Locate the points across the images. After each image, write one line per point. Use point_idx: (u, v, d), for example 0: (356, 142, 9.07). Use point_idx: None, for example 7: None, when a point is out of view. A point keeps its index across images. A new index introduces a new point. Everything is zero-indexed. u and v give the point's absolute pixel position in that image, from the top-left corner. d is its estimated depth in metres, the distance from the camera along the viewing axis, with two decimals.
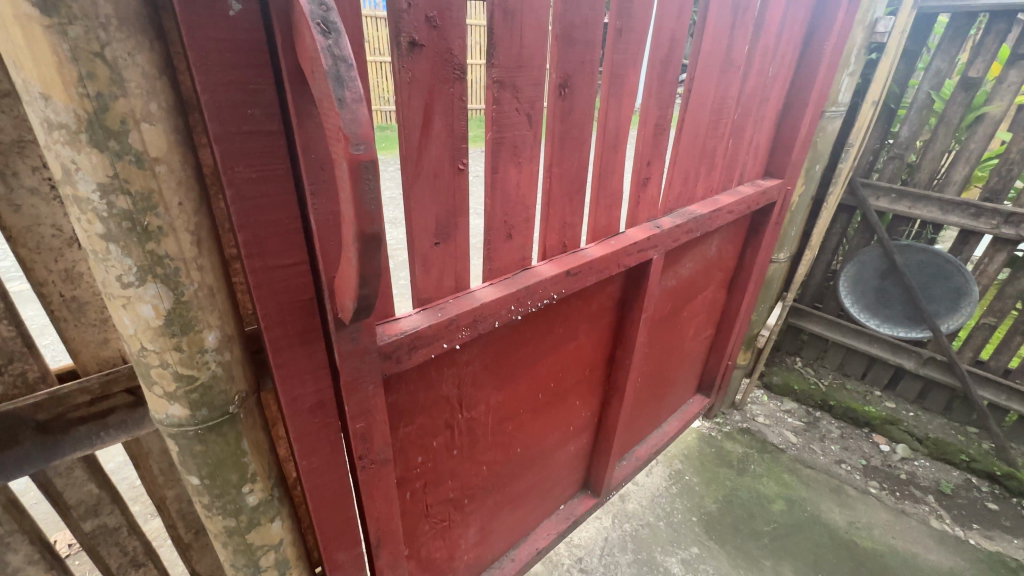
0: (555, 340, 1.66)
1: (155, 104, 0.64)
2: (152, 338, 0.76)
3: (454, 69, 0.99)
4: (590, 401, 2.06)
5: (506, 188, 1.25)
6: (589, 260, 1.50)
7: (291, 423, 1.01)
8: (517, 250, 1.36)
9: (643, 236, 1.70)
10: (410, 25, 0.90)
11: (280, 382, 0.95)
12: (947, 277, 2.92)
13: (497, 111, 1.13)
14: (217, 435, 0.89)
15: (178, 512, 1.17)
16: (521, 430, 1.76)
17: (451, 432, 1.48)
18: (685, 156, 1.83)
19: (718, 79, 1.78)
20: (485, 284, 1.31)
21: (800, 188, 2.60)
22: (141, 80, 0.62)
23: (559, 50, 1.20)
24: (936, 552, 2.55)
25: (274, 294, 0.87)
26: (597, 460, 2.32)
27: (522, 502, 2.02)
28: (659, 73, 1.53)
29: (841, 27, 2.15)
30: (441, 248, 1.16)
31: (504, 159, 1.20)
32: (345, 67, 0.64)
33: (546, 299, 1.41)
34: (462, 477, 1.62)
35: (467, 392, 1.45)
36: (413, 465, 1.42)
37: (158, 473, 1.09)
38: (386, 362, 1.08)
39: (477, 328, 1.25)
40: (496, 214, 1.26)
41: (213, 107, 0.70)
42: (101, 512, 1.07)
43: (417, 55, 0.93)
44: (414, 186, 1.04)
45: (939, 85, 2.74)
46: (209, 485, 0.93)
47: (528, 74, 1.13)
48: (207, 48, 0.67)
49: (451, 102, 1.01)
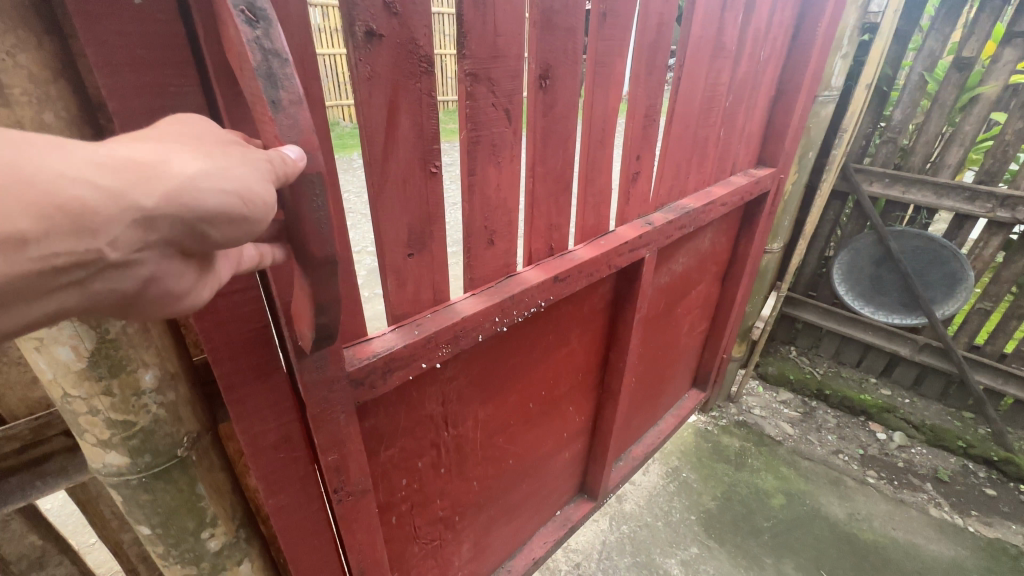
0: (546, 347, 1.57)
1: (50, 113, 0.55)
2: (77, 384, 0.67)
3: (420, 62, 0.88)
4: (584, 405, 1.99)
5: (485, 191, 1.15)
6: (577, 264, 1.41)
7: (253, 463, 0.92)
8: (501, 256, 1.27)
9: (635, 234, 1.61)
10: (366, 11, 0.79)
11: (236, 419, 0.86)
12: (943, 262, 2.86)
13: (472, 106, 1.02)
14: (165, 482, 0.79)
15: (138, 555, 1.09)
16: (514, 441, 1.68)
17: (437, 451, 1.39)
18: (676, 147, 1.74)
19: (708, 65, 1.68)
20: (467, 295, 1.22)
21: (792, 176, 2.53)
22: (28, 84, 0.53)
23: (538, 38, 1.09)
24: (936, 542, 2.53)
25: (223, 325, 0.77)
26: (594, 464, 2.25)
27: (516, 514, 1.95)
28: (648, 59, 1.44)
29: (834, 7, 2.06)
30: (416, 259, 1.06)
31: (482, 160, 1.10)
32: (279, 62, 0.55)
33: (534, 308, 1.32)
34: (451, 495, 1.53)
35: (453, 408, 1.36)
36: (398, 489, 1.33)
37: (110, 517, 1.02)
38: (358, 390, 0.99)
39: (460, 344, 1.16)
40: (475, 220, 1.16)
41: (125, 115, 0.59)
42: (48, 564, 1.07)
43: (376, 46, 0.82)
44: (382, 195, 0.94)
45: (932, 65, 2.66)
46: (161, 534, 0.84)
47: (505, 66, 1.03)
48: (114, 46, 0.56)
49: (419, 98, 0.91)
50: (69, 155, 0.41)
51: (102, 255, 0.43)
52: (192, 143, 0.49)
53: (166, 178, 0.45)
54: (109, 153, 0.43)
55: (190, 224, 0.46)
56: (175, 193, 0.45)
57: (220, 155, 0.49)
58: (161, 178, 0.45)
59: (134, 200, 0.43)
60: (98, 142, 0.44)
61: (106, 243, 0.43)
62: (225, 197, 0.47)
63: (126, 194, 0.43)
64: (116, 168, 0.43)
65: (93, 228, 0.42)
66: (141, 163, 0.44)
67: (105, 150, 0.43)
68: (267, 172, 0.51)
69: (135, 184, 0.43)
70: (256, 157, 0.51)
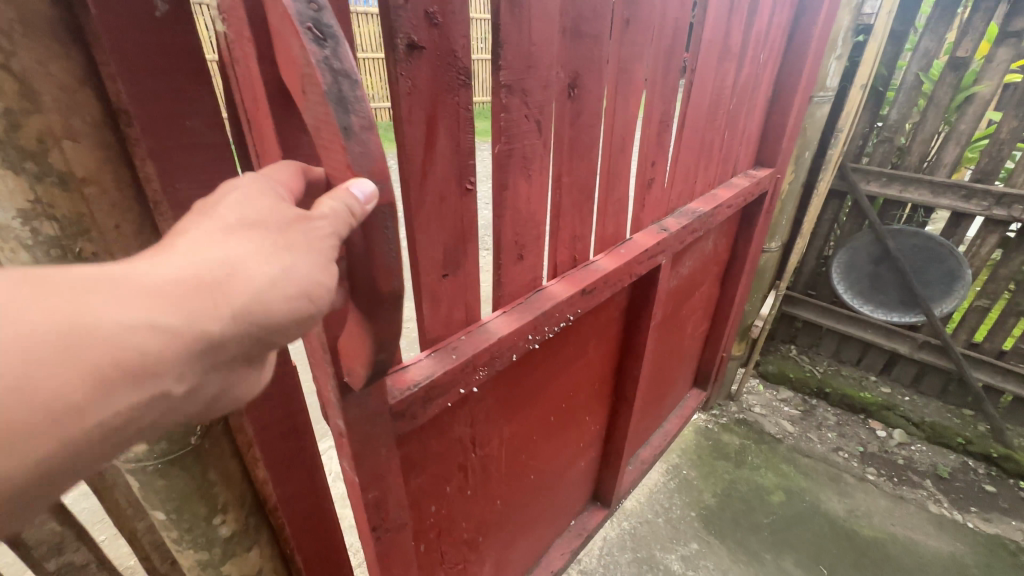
0: (566, 358, 1.61)
1: (77, 119, 0.59)
2: None
3: (458, 75, 0.92)
4: (599, 414, 2.03)
5: (517, 206, 1.17)
6: (601, 275, 1.46)
7: (262, 451, 0.96)
8: (529, 271, 1.31)
9: (652, 241, 1.66)
10: (408, 23, 0.81)
11: (248, 409, 0.91)
12: (941, 259, 2.89)
13: (506, 119, 1.04)
14: (180, 469, 0.83)
15: (151, 543, 1.14)
16: (535, 455, 1.72)
17: (464, 473, 1.42)
18: (686, 151, 1.78)
19: (716, 69, 1.72)
20: (497, 314, 1.26)
21: (789, 175, 2.56)
22: (58, 92, 0.57)
23: (566, 46, 1.13)
24: (936, 538, 2.55)
25: None
26: (607, 471, 2.28)
27: (533, 528, 1.98)
28: (663, 66, 1.47)
29: (829, 9, 2.10)
30: (449, 280, 1.09)
31: (514, 173, 1.12)
32: (348, 83, 0.60)
33: (564, 321, 1.38)
34: (475, 516, 1.56)
35: (480, 430, 1.40)
36: (427, 516, 1.36)
37: (125, 505, 1.06)
38: (399, 420, 1.03)
39: (494, 364, 1.20)
40: (506, 234, 1.19)
41: (144, 119, 0.63)
42: (66, 549, 1.12)
43: (416, 59, 0.85)
44: (422, 209, 0.97)
45: (927, 66, 2.70)
46: (176, 519, 0.87)
47: (538, 76, 1.06)
48: (134, 53, 0.60)
49: (456, 113, 0.95)
50: (147, 296, 0.51)
51: (172, 390, 0.54)
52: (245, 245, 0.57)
53: (230, 302, 0.55)
54: (178, 289, 0.52)
55: (252, 336, 0.58)
56: (238, 316, 0.56)
57: (274, 258, 0.58)
58: (226, 302, 0.55)
59: (204, 330, 0.54)
60: (168, 264, 0.53)
61: (174, 378, 0.54)
62: (287, 302, 0.58)
63: (197, 329, 0.54)
64: (181, 309, 0.52)
65: (158, 372, 0.52)
66: (208, 291, 0.54)
67: (175, 289, 0.52)
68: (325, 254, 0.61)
69: (205, 316, 0.54)
70: (311, 244, 0.60)
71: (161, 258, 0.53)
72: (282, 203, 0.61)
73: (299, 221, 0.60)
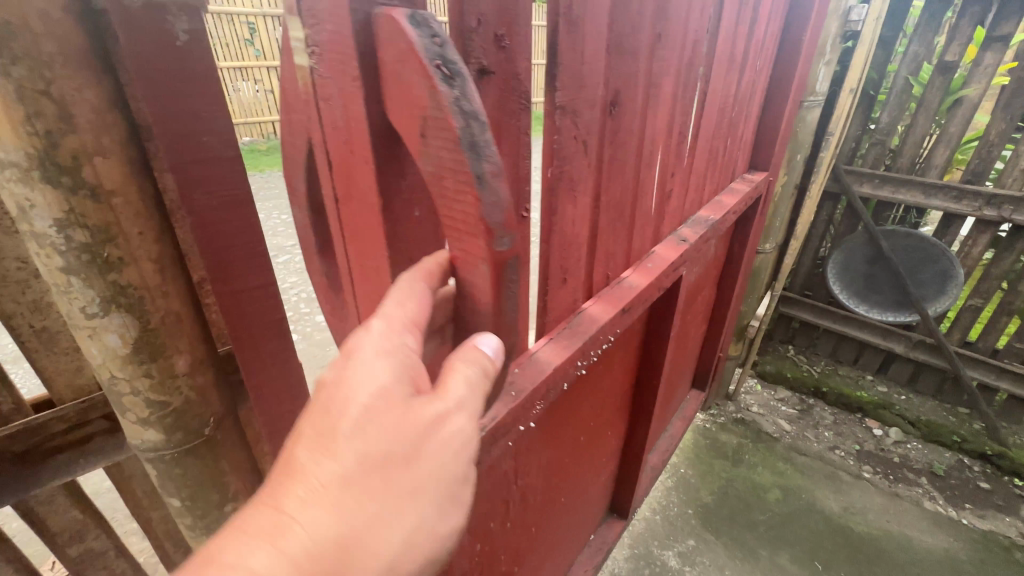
0: (596, 378, 1.64)
1: (107, 137, 0.66)
2: (121, 367, 0.76)
3: (520, 100, 0.81)
4: (618, 427, 2.06)
5: (563, 229, 1.14)
6: (636, 292, 1.46)
7: (271, 443, 1.03)
8: (570, 295, 1.30)
9: (675, 253, 1.68)
10: (477, 48, 0.72)
11: (256, 402, 0.97)
12: (933, 260, 2.94)
13: (558, 142, 1.01)
14: (194, 457, 0.90)
15: (166, 532, 1.21)
16: (564, 476, 1.74)
17: (506, 506, 1.42)
18: (699, 159, 1.84)
19: (724, 77, 1.77)
20: (543, 342, 1.24)
21: (782, 178, 2.63)
22: (91, 115, 0.63)
23: (611, 62, 1.10)
24: (930, 534, 2.59)
25: (243, 316, 0.88)
26: (626, 483, 2.31)
27: (558, 552, 1.99)
28: (686, 77, 1.50)
29: (816, 16, 2.16)
30: None
31: (561, 197, 1.09)
32: (478, 126, 0.56)
33: (607, 343, 1.36)
34: (512, 546, 1.57)
35: (521, 461, 1.41)
36: (474, 555, 1.35)
37: (142, 495, 1.13)
38: None
39: (550, 396, 1.18)
40: (552, 260, 1.15)
41: (166, 136, 0.70)
42: (87, 537, 1.18)
43: (484, 84, 0.76)
44: None
45: (916, 69, 2.76)
46: (190, 506, 0.94)
47: (587, 96, 1.04)
48: (155, 77, 0.67)
49: (517, 139, 0.85)
50: None
51: None
52: (372, 496, 0.59)
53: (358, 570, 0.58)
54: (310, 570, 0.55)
55: None
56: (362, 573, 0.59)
57: (399, 501, 0.61)
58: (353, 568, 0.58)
59: None
60: (300, 538, 0.55)
61: None
62: (408, 544, 0.62)
63: None
64: None
65: None
66: (337, 560, 0.56)
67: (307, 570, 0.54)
68: (446, 474, 0.65)
69: None
70: (433, 475, 0.64)
71: (293, 528, 0.55)
72: (412, 424, 0.61)
73: (413, 453, 0.62)
